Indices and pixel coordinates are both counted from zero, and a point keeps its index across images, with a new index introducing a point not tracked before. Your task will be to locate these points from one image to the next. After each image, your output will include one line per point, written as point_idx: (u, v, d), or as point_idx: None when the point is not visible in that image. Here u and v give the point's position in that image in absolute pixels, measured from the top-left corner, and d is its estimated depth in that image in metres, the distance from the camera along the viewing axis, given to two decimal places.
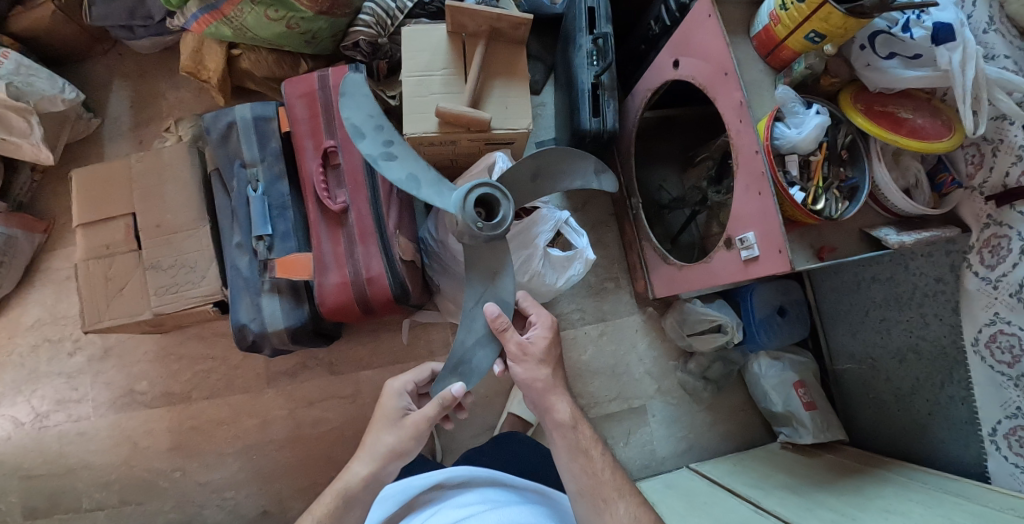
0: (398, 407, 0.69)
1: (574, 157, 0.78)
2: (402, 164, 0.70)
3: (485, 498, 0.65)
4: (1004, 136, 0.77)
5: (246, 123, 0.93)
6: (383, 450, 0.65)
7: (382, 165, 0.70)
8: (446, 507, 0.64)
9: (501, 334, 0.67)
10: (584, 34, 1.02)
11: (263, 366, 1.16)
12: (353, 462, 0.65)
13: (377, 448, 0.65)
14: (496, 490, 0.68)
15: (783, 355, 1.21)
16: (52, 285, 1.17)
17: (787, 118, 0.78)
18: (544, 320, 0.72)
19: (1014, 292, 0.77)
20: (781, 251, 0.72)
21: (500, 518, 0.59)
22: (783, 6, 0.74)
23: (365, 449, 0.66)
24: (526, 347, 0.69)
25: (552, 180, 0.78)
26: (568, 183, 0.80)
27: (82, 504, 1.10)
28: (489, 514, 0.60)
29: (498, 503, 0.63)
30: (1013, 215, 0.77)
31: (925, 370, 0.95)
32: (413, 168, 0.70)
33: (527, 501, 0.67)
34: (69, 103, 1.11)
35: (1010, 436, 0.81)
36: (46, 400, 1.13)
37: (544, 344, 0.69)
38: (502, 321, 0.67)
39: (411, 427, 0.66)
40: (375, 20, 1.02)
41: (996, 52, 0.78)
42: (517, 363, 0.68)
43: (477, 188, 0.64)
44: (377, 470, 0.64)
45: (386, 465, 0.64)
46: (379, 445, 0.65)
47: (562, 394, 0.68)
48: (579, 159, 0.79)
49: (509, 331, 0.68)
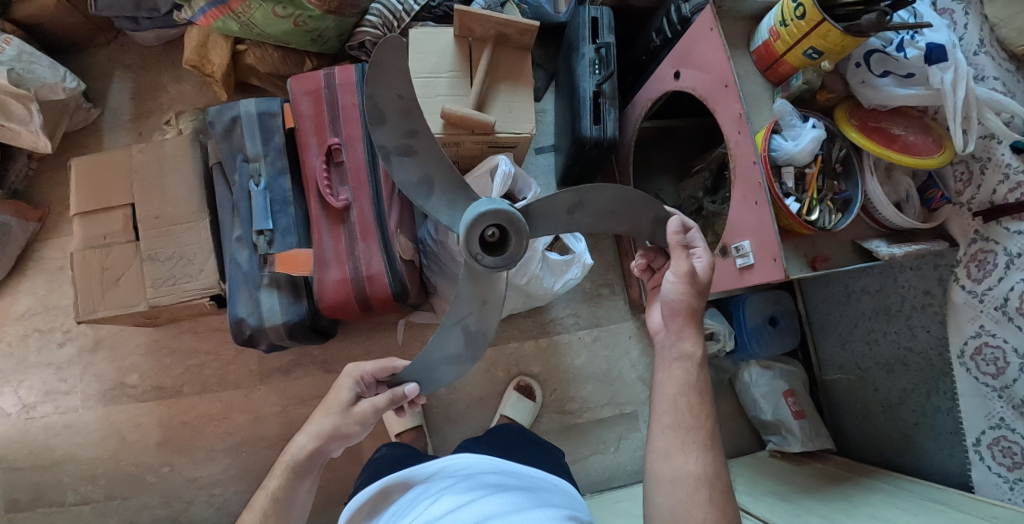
0: (349, 395, 0.66)
1: (639, 199, 0.63)
2: (419, 162, 0.56)
3: (486, 483, 0.61)
4: (993, 155, 0.80)
5: (250, 118, 0.93)
6: (324, 431, 0.63)
7: (394, 160, 0.56)
8: (445, 495, 0.59)
9: (673, 249, 0.62)
10: (588, 44, 1.03)
11: (257, 362, 1.16)
12: (298, 435, 0.64)
13: (320, 429, 0.63)
14: (498, 477, 0.65)
15: (773, 365, 1.23)
16: (44, 275, 1.16)
17: (784, 131, 0.79)
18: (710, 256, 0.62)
19: (999, 305, 0.80)
20: (776, 259, 0.73)
21: (502, 504, 0.55)
22: (783, 21, 0.76)
23: (311, 425, 0.64)
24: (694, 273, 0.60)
25: (593, 218, 0.62)
26: (616, 225, 0.64)
27: (67, 497, 1.09)
28: (491, 499, 0.56)
29: (500, 489, 0.60)
30: (1000, 231, 0.80)
31: (912, 381, 0.98)
32: (429, 170, 0.56)
33: (531, 490, 0.64)
34: (70, 92, 1.10)
35: (993, 446, 0.83)
36: (33, 391, 1.11)
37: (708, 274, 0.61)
38: (680, 237, 0.62)
39: (358, 417, 0.63)
40: (381, 21, 1.04)
41: (986, 74, 0.81)
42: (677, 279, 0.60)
43: (496, 210, 0.50)
44: (323, 446, 0.63)
45: (330, 444, 0.63)
46: (321, 427, 0.63)
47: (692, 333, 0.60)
48: (644, 206, 0.63)
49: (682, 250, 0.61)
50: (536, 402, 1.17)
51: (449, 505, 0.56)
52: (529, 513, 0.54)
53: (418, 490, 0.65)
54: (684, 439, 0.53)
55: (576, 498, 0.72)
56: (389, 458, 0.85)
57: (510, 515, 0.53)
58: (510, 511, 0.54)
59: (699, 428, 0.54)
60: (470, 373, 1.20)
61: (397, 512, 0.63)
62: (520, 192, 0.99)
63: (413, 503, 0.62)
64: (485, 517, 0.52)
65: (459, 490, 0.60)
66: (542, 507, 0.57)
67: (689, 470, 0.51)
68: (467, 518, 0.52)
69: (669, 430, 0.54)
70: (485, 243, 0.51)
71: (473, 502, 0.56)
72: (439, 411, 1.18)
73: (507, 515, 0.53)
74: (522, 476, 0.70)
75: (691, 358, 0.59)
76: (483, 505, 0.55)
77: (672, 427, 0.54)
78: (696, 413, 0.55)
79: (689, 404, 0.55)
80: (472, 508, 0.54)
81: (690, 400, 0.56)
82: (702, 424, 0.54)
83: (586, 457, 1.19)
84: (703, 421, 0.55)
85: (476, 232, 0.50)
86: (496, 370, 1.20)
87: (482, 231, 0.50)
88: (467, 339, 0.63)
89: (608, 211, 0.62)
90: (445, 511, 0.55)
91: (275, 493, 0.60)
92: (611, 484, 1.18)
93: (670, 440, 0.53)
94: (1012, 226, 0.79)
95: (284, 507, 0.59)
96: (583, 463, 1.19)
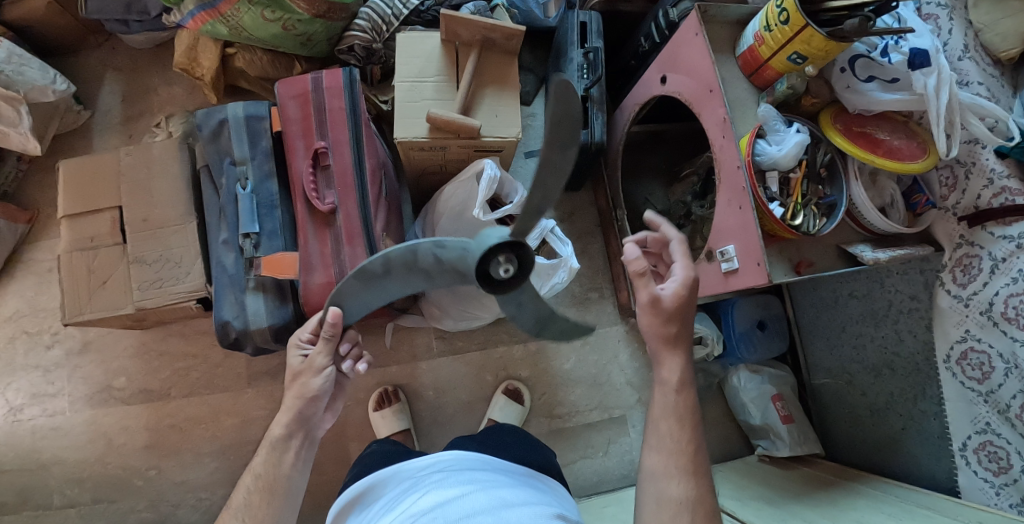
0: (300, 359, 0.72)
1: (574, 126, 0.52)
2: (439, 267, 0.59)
3: (475, 479, 0.62)
4: (976, 159, 0.81)
5: (238, 121, 0.93)
6: (300, 398, 0.68)
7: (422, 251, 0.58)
8: (434, 487, 0.59)
9: (637, 278, 0.63)
10: (576, 48, 1.04)
11: (244, 365, 1.16)
12: (278, 415, 0.67)
13: (300, 392, 0.69)
14: (487, 473, 0.65)
15: (762, 369, 1.23)
16: (33, 277, 1.16)
17: (768, 136, 0.79)
18: (682, 275, 0.65)
19: (984, 310, 0.81)
20: (759, 264, 0.73)
21: (490, 500, 0.56)
22: (767, 26, 0.76)
23: (289, 399, 0.69)
24: (659, 298, 0.63)
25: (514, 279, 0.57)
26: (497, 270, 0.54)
27: (53, 500, 1.08)
28: (479, 494, 0.57)
29: (488, 484, 0.60)
30: (984, 236, 0.80)
31: (898, 386, 0.98)
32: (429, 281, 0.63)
33: (520, 486, 0.64)
34: (60, 94, 1.11)
35: (979, 451, 0.83)
36: (21, 394, 1.11)
37: (676, 300, 0.63)
38: (642, 266, 0.62)
39: (311, 368, 0.70)
40: (370, 25, 1.04)
41: (970, 78, 0.81)
42: (645, 312, 0.64)
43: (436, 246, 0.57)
44: (305, 414, 0.68)
45: (308, 408, 0.68)
46: (303, 390, 0.69)
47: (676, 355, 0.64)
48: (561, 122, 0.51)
49: (647, 279, 0.63)
50: (524, 405, 1.17)
51: (439, 497, 0.56)
52: (517, 510, 0.54)
53: (408, 482, 0.65)
54: (669, 464, 0.57)
55: (565, 497, 0.72)
56: (377, 455, 0.84)
57: (499, 511, 0.53)
58: (499, 507, 0.54)
59: (681, 452, 0.57)
60: (458, 376, 1.20)
61: (385, 505, 0.63)
62: (506, 195, 0.99)
63: (402, 494, 0.62)
64: (474, 511, 0.53)
65: (449, 483, 0.60)
66: (531, 504, 0.58)
67: (672, 495, 0.55)
68: (456, 512, 0.52)
69: (654, 452, 0.58)
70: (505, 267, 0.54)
71: (462, 495, 0.56)
72: (427, 414, 1.17)
73: (495, 511, 0.53)
74: (512, 473, 0.70)
75: (670, 386, 0.62)
76: (472, 500, 0.55)
77: (657, 452, 0.58)
78: (679, 439, 0.58)
79: (671, 430, 0.59)
80: (461, 502, 0.55)
81: (671, 425, 0.59)
82: (685, 451, 0.57)
83: (575, 461, 1.19)
84: (685, 446, 0.58)
85: (492, 267, 0.54)
86: (484, 374, 1.20)
87: (499, 267, 0.54)
88: (363, 278, 0.62)
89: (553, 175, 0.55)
90: (434, 502, 0.55)
91: (257, 469, 0.62)
92: (599, 488, 1.18)
93: (656, 463, 0.57)
94: (996, 231, 0.79)
95: (275, 484, 0.61)
96: (572, 467, 1.19)
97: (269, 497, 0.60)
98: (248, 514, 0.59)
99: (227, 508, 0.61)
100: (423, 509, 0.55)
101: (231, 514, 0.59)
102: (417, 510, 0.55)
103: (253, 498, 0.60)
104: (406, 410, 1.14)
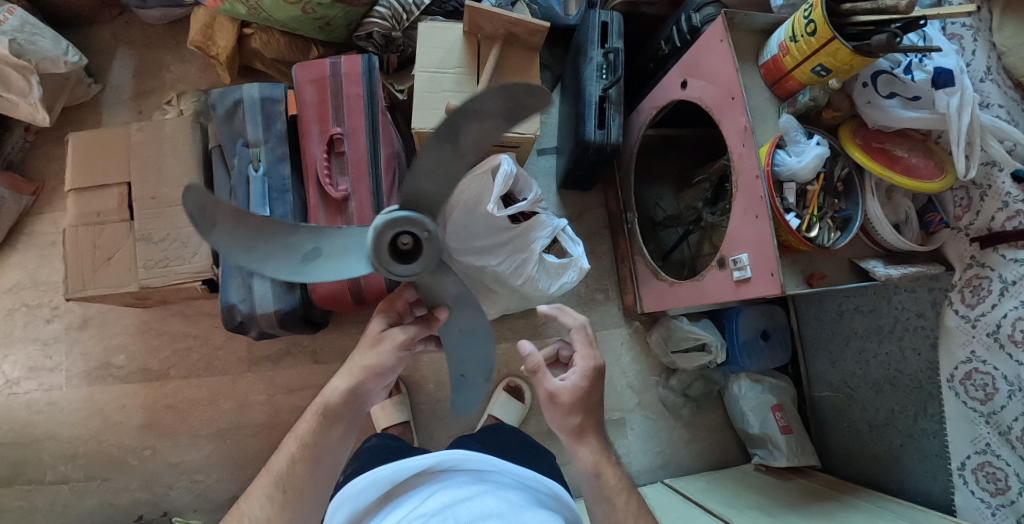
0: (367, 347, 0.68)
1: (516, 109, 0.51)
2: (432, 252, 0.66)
3: (482, 480, 0.61)
4: (993, 182, 0.80)
5: (252, 103, 0.92)
6: (362, 368, 0.59)
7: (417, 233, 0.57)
8: (441, 488, 0.58)
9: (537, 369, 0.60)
10: (596, 48, 1.03)
11: (245, 349, 1.15)
12: (334, 378, 0.60)
13: (364, 361, 0.59)
14: (494, 474, 0.65)
15: (763, 378, 1.23)
16: (37, 249, 1.14)
17: (788, 146, 0.79)
18: (583, 366, 0.61)
19: (991, 331, 0.80)
20: (773, 274, 0.73)
21: (500, 503, 0.55)
22: (793, 37, 0.76)
23: (348, 365, 0.60)
24: (558, 391, 0.60)
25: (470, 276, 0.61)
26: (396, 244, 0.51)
27: (45, 476, 1.07)
28: (489, 497, 0.56)
29: (496, 487, 0.60)
30: (996, 258, 0.80)
31: (900, 401, 0.98)
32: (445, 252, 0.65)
33: (527, 491, 0.63)
34: (71, 66, 1.08)
35: (977, 471, 0.83)
36: (18, 367, 1.10)
37: (573, 392, 0.60)
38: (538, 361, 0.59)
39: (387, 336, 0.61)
40: (390, 13, 1.02)
41: (991, 101, 0.81)
42: (548, 409, 0.61)
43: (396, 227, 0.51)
44: (358, 386, 0.58)
45: (368, 381, 0.59)
46: (360, 363, 0.60)
47: None
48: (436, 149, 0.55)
49: (542, 374, 0.60)
50: (524, 403, 1.18)
51: (447, 498, 0.55)
52: (524, 514, 0.53)
53: (414, 481, 0.64)
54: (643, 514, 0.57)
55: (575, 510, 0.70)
56: (377, 450, 0.83)
57: (512, 514, 0.53)
58: (508, 510, 0.53)
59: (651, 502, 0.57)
60: None
61: (389, 506, 0.61)
62: (520, 192, 0.98)
63: (409, 493, 0.61)
64: (485, 513, 0.52)
65: (456, 483, 0.59)
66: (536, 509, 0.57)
67: None
68: (467, 513, 0.52)
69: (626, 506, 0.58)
70: (396, 253, 0.51)
71: (471, 498, 0.55)
72: (427, 408, 1.17)
73: (507, 514, 0.52)
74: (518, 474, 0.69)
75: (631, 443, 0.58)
76: (483, 502, 0.54)
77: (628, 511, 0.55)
78: None
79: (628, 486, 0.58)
80: (471, 504, 0.54)
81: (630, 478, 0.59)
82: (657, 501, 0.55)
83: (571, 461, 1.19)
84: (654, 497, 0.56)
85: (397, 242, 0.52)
86: None
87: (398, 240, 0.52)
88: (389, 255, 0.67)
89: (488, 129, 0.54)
90: (442, 503, 0.54)
91: (305, 438, 0.56)
92: None
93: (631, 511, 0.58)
94: (1008, 253, 0.79)
95: (312, 452, 0.55)
96: (569, 466, 1.19)
97: (306, 466, 0.54)
98: (279, 481, 0.54)
99: (242, 499, 0.54)
100: (432, 509, 0.53)
101: (268, 480, 0.54)
102: (425, 510, 0.54)
103: (296, 469, 0.54)
104: (406, 402, 1.14)
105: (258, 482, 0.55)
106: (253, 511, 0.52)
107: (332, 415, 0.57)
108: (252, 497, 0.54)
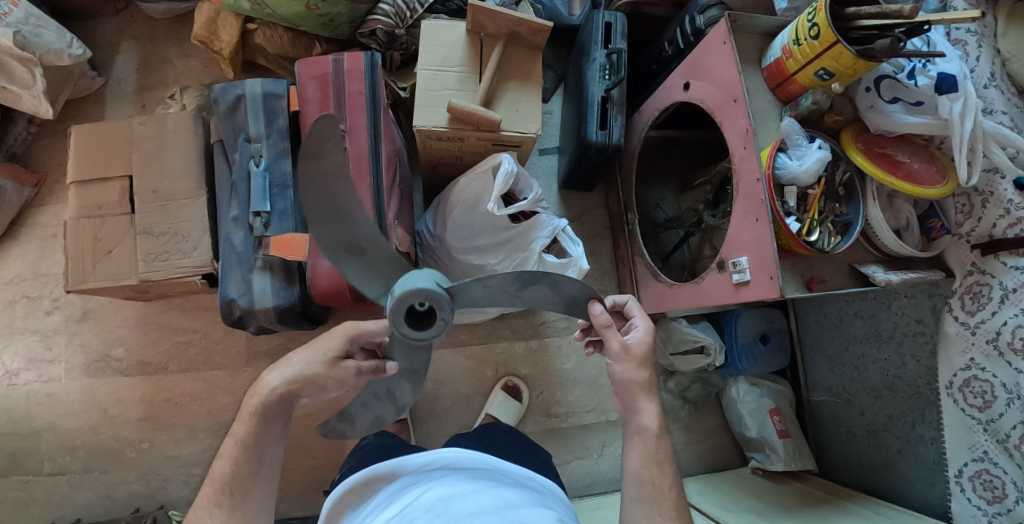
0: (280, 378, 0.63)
1: (577, 303, 0.55)
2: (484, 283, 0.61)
3: (477, 477, 0.61)
4: (994, 190, 0.79)
5: (255, 98, 0.92)
6: (297, 373, 0.59)
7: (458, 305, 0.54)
8: (436, 484, 0.58)
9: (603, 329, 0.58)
10: (600, 48, 1.03)
11: (245, 343, 1.15)
12: (268, 376, 0.59)
13: (301, 370, 0.59)
14: (489, 472, 0.65)
15: (761, 382, 1.23)
16: (38, 241, 1.15)
17: (789, 150, 0.79)
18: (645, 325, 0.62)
19: (991, 339, 0.80)
20: (772, 278, 0.73)
21: (494, 500, 0.55)
22: (796, 40, 0.76)
23: (282, 365, 0.60)
24: (628, 347, 0.60)
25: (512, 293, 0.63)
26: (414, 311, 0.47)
27: (43, 467, 1.08)
28: (484, 494, 0.56)
29: (490, 484, 0.60)
30: (996, 265, 0.79)
31: (898, 407, 0.98)
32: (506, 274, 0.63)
33: (522, 488, 0.63)
34: (75, 59, 1.09)
35: (974, 479, 0.83)
36: (18, 358, 1.10)
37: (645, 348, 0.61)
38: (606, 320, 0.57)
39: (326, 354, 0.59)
40: (394, 11, 1.02)
41: (994, 107, 0.81)
42: (619, 362, 0.61)
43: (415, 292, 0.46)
44: (297, 387, 0.58)
45: (302, 387, 0.59)
46: (294, 367, 0.59)
47: (652, 398, 0.62)
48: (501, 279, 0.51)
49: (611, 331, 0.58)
50: (522, 403, 1.17)
51: (442, 494, 0.55)
52: (520, 511, 0.54)
53: (409, 477, 0.64)
54: (652, 511, 0.57)
55: (562, 497, 0.72)
56: (373, 447, 0.82)
57: (506, 511, 0.53)
58: (502, 507, 0.53)
59: (664, 498, 0.57)
60: (458, 369, 1.20)
61: (383, 500, 0.62)
62: (519, 191, 0.98)
63: (403, 489, 0.61)
64: (479, 510, 0.52)
65: (451, 480, 0.59)
66: (531, 507, 0.57)
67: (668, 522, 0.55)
68: (461, 509, 0.52)
69: (636, 502, 0.58)
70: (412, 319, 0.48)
71: (466, 494, 0.55)
72: (425, 406, 1.17)
73: (501, 510, 0.53)
74: (513, 473, 0.69)
75: (649, 432, 0.60)
76: (477, 499, 0.54)
77: (639, 501, 0.58)
78: (662, 485, 0.58)
79: (652, 477, 0.58)
80: (465, 500, 0.54)
81: (653, 472, 0.58)
82: (666, 495, 0.58)
83: (568, 462, 1.19)
84: (667, 492, 0.58)
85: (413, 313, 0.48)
86: (484, 369, 1.20)
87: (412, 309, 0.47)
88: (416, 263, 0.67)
89: (540, 301, 0.54)
90: (438, 497, 0.55)
91: (244, 439, 0.56)
92: (590, 491, 1.19)
93: (638, 512, 0.57)
94: (1008, 261, 0.78)
95: (250, 453, 0.56)
96: (566, 467, 1.19)
97: (251, 468, 0.55)
98: (224, 487, 0.54)
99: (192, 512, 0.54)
100: (427, 504, 0.54)
101: (212, 490, 0.55)
102: (420, 506, 0.54)
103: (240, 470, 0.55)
104: None
105: (205, 490, 0.55)
106: (203, 520, 0.52)
107: (262, 418, 0.57)
108: (201, 506, 0.54)
